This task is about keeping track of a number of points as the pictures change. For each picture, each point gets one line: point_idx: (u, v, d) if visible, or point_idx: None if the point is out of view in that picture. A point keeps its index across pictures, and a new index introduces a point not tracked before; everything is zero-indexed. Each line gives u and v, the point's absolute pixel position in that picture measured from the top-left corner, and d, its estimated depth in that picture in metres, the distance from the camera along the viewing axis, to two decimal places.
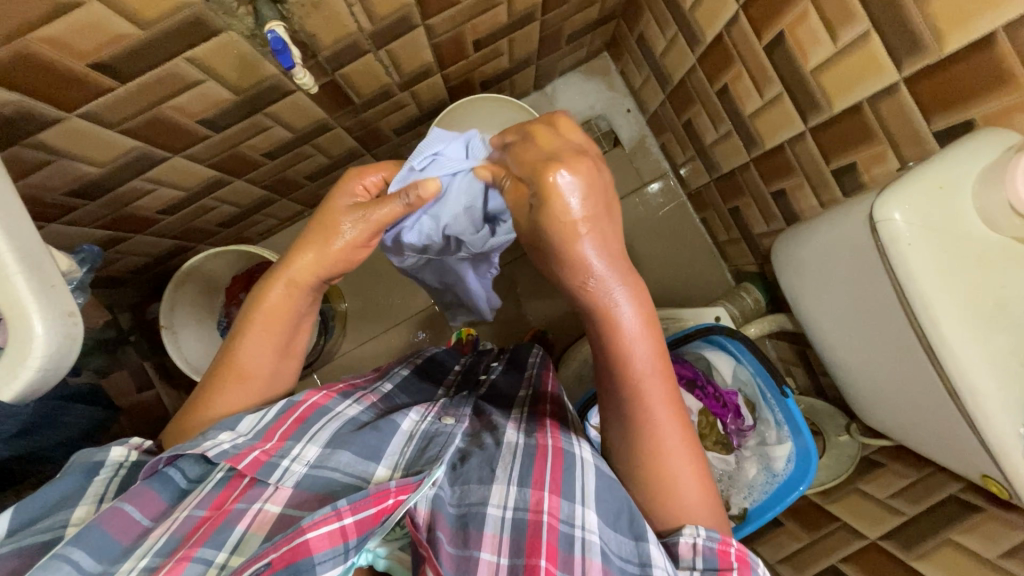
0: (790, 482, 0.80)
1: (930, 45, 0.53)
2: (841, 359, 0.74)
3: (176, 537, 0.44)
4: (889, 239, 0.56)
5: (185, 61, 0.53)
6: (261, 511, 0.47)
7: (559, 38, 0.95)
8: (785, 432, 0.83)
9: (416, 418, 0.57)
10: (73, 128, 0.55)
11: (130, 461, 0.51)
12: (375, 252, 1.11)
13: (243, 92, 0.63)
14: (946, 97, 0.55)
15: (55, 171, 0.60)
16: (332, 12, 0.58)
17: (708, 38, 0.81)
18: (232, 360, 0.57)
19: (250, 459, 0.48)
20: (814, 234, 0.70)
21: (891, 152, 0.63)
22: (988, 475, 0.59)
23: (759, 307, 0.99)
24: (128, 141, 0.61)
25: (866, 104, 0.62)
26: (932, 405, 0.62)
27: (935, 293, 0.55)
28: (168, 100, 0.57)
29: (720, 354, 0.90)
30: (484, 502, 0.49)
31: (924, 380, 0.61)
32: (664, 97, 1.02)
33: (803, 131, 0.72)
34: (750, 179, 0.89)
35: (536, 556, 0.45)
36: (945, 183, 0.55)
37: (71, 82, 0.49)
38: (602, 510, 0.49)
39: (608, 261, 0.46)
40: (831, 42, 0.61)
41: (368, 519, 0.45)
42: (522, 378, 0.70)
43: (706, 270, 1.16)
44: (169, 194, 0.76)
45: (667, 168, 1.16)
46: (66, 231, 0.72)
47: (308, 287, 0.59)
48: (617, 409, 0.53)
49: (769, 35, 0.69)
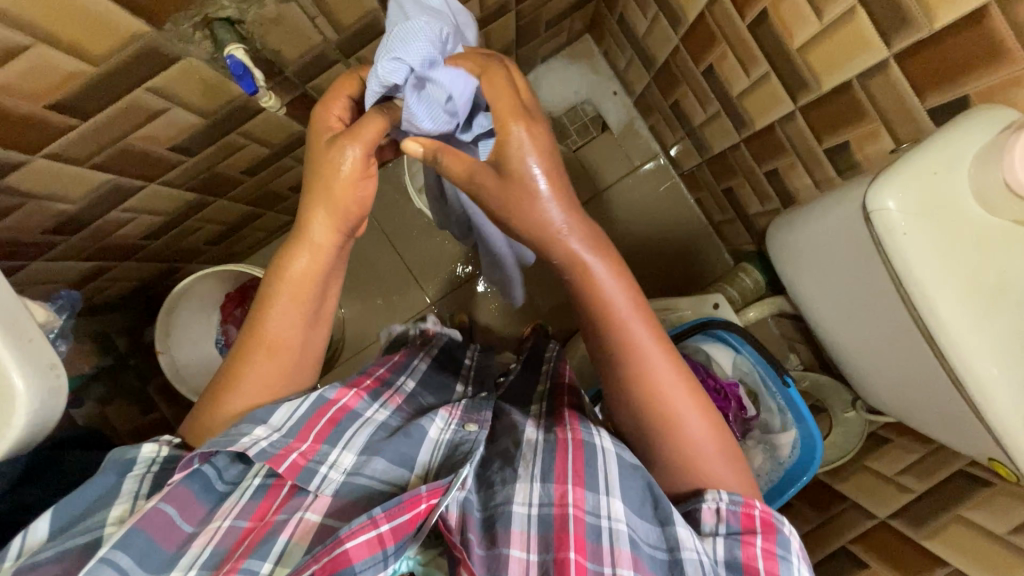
0: (794, 470, 0.83)
1: (920, 19, 0.53)
2: (838, 343, 0.76)
3: (220, 550, 0.46)
4: (884, 228, 0.56)
5: (147, 91, 0.52)
6: (303, 519, 0.47)
7: (537, 25, 0.95)
8: (789, 418, 0.84)
9: (442, 425, 0.56)
10: (39, 168, 0.54)
11: (162, 457, 0.51)
12: (368, 247, 1.12)
13: (212, 116, 0.63)
14: (937, 75, 0.55)
15: (29, 212, 0.59)
16: (294, 28, 0.58)
17: (690, 18, 0.81)
18: (263, 332, 0.55)
19: (289, 462, 0.49)
20: (812, 225, 0.70)
21: (885, 131, 0.63)
22: (994, 459, 0.60)
23: (758, 287, 1.00)
24: (99, 174, 0.60)
25: (855, 81, 0.62)
26: (930, 385, 0.63)
27: (934, 280, 0.55)
28: (136, 131, 0.57)
29: (717, 344, 0.92)
30: (509, 501, 0.49)
31: (923, 363, 0.62)
32: (649, 78, 1.02)
33: (794, 111, 0.72)
34: (743, 159, 0.89)
35: (565, 550, 0.45)
36: (938, 169, 0.55)
37: (28, 125, 0.48)
38: (626, 495, 0.49)
39: (571, 216, 0.49)
40: (817, 19, 0.61)
41: (404, 525, 0.45)
42: (539, 374, 0.70)
43: (703, 251, 1.16)
44: (147, 222, 0.76)
45: (657, 149, 1.16)
46: (52, 265, 0.71)
47: (331, 251, 0.55)
48: (614, 380, 0.54)
49: (753, 14, 0.69)
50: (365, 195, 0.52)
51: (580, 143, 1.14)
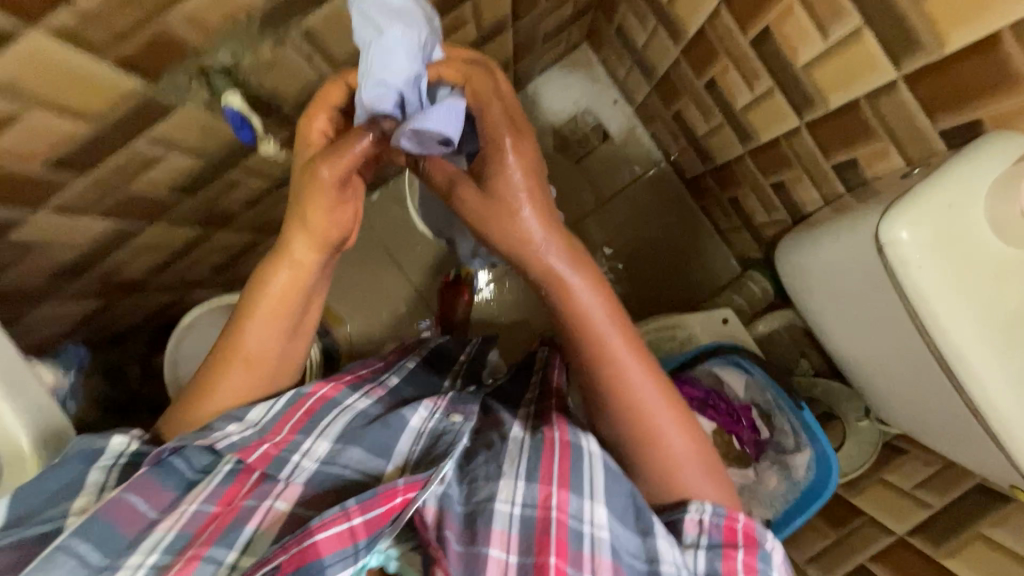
0: (813, 490, 0.80)
1: (929, 42, 0.53)
2: (851, 364, 0.76)
3: (185, 534, 0.45)
4: (899, 261, 0.57)
5: (147, 140, 0.54)
6: (271, 509, 0.47)
7: (534, 39, 0.95)
8: (802, 436, 0.83)
9: (425, 415, 0.55)
10: (41, 222, 0.55)
11: (131, 452, 0.50)
12: (369, 250, 1.12)
13: (210, 156, 0.64)
14: (948, 95, 0.55)
15: (32, 262, 0.60)
16: (292, 70, 0.59)
17: (691, 32, 0.81)
18: (238, 344, 0.54)
19: (260, 452, 0.49)
20: (820, 247, 0.69)
21: (894, 149, 0.63)
22: (1016, 486, 0.62)
23: (767, 294, 1.01)
24: (102, 223, 0.62)
25: (864, 100, 0.62)
26: (945, 411, 0.64)
27: (948, 313, 0.56)
28: (136, 180, 0.58)
29: (727, 367, 0.88)
30: (491, 498, 0.48)
31: (937, 389, 0.63)
32: (649, 88, 1.02)
33: (800, 126, 0.72)
34: (747, 170, 0.89)
35: (545, 554, 0.44)
36: (954, 203, 0.56)
37: (30, 185, 0.49)
38: (611, 501, 0.48)
39: (546, 227, 0.50)
40: (821, 39, 0.61)
41: (377, 520, 0.44)
42: (528, 381, 0.65)
43: (707, 256, 1.16)
44: (148, 261, 0.77)
45: (658, 157, 1.16)
46: (55, 309, 0.71)
47: (313, 266, 0.55)
48: (588, 390, 0.53)
49: (755, 31, 0.69)
50: (342, 225, 0.54)
51: (581, 153, 1.15)
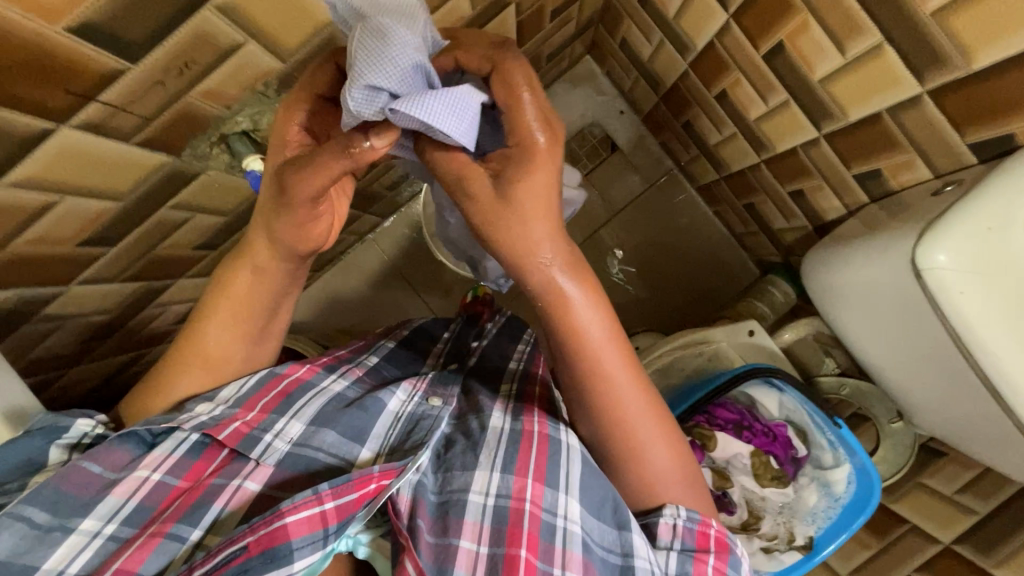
0: (853, 506, 0.78)
1: (955, 60, 0.51)
2: (891, 379, 0.74)
3: (147, 507, 0.46)
4: (938, 286, 0.56)
5: (170, 208, 0.57)
6: (239, 488, 0.48)
7: (540, 58, 0.96)
8: (841, 453, 0.79)
9: (404, 397, 0.56)
10: (74, 294, 0.58)
11: (95, 433, 0.50)
12: (382, 257, 1.14)
13: (230, 211, 0.67)
14: (977, 111, 0.53)
15: (66, 330, 0.63)
16: None
17: (699, 46, 0.80)
18: (196, 343, 0.55)
19: (230, 430, 0.50)
20: (852, 261, 0.68)
21: (920, 160, 0.62)
22: None
23: (790, 299, 0.98)
24: (128, 285, 0.65)
25: (886, 113, 0.60)
26: (1000, 436, 0.61)
27: (991, 337, 0.55)
28: (165, 240, 0.62)
29: (762, 388, 0.82)
30: (466, 488, 0.49)
31: (986, 412, 0.61)
32: (657, 99, 1.02)
33: (818, 137, 0.71)
34: (763, 178, 0.88)
35: (516, 546, 0.46)
36: (995, 225, 0.54)
37: (61, 262, 0.52)
38: (586, 498, 0.50)
39: (551, 240, 0.46)
40: (840, 54, 0.59)
41: (349, 504, 0.45)
42: (514, 347, 0.67)
43: (725, 260, 1.15)
44: (177, 309, 0.81)
45: (670, 164, 1.15)
46: (89, 368, 0.73)
47: (273, 271, 0.56)
48: (581, 406, 0.51)
49: (768, 45, 0.67)
50: (314, 237, 0.54)
51: (592, 166, 1.17)
